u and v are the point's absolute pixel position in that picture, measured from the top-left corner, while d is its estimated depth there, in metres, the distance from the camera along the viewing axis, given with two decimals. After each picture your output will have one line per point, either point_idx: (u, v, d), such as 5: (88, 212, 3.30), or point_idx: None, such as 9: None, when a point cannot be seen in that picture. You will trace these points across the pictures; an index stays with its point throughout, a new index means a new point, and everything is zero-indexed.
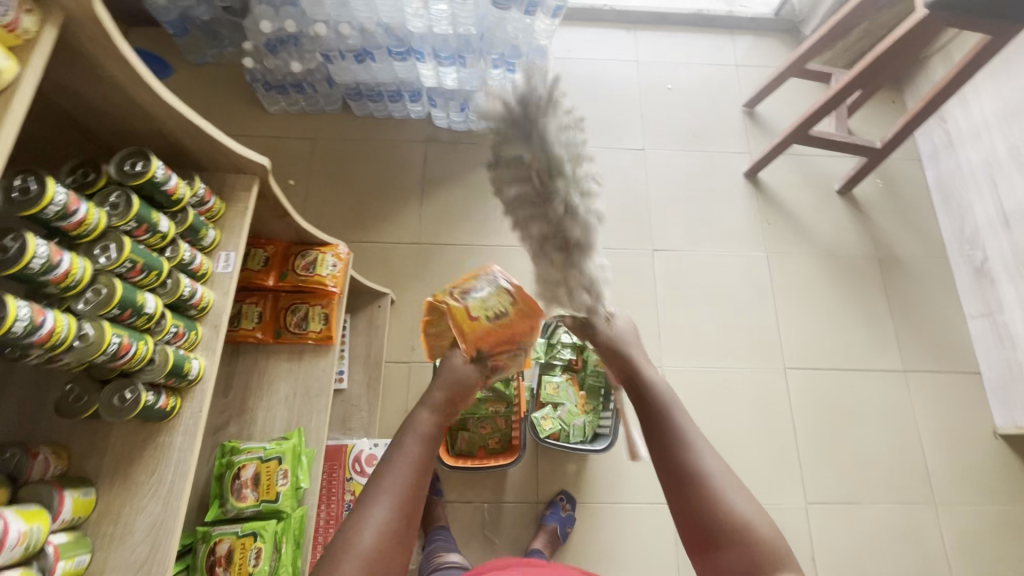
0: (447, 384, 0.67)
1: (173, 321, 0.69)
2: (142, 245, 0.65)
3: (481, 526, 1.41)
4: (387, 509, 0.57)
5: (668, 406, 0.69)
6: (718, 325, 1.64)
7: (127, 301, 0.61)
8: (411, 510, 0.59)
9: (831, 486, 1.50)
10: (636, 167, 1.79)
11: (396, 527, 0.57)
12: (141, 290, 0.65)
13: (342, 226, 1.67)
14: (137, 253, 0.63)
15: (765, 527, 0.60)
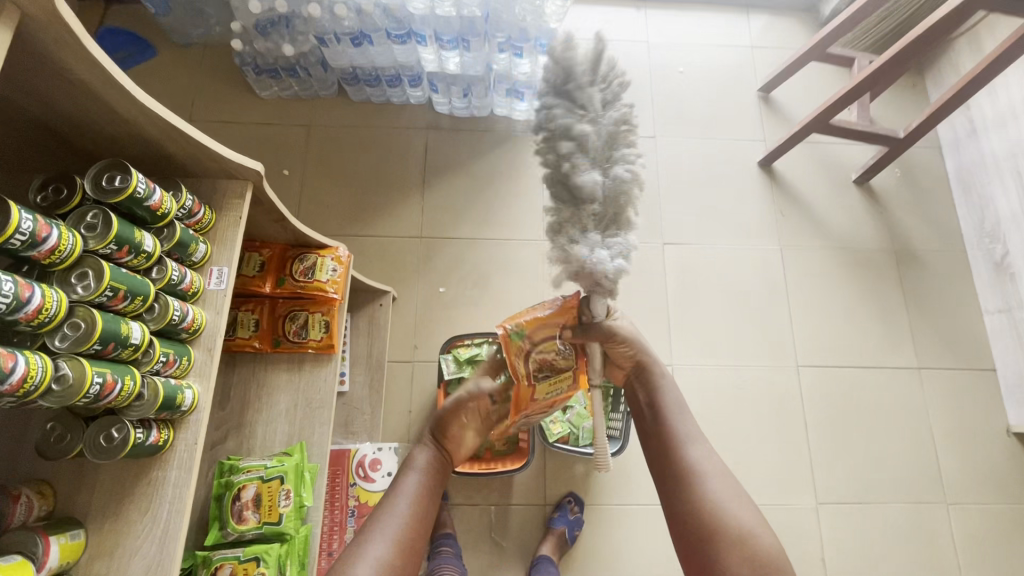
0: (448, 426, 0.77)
1: (162, 350, 0.63)
2: (124, 268, 0.59)
3: (488, 529, 1.38)
4: (386, 544, 0.64)
5: (674, 415, 0.76)
6: (730, 321, 1.59)
7: (109, 334, 0.55)
8: (409, 544, 0.66)
9: (842, 486, 1.48)
10: (646, 156, 1.72)
11: (394, 559, 0.63)
12: (126, 318, 0.59)
13: (339, 218, 1.60)
14: (119, 280, 0.57)
15: (766, 537, 0.66)
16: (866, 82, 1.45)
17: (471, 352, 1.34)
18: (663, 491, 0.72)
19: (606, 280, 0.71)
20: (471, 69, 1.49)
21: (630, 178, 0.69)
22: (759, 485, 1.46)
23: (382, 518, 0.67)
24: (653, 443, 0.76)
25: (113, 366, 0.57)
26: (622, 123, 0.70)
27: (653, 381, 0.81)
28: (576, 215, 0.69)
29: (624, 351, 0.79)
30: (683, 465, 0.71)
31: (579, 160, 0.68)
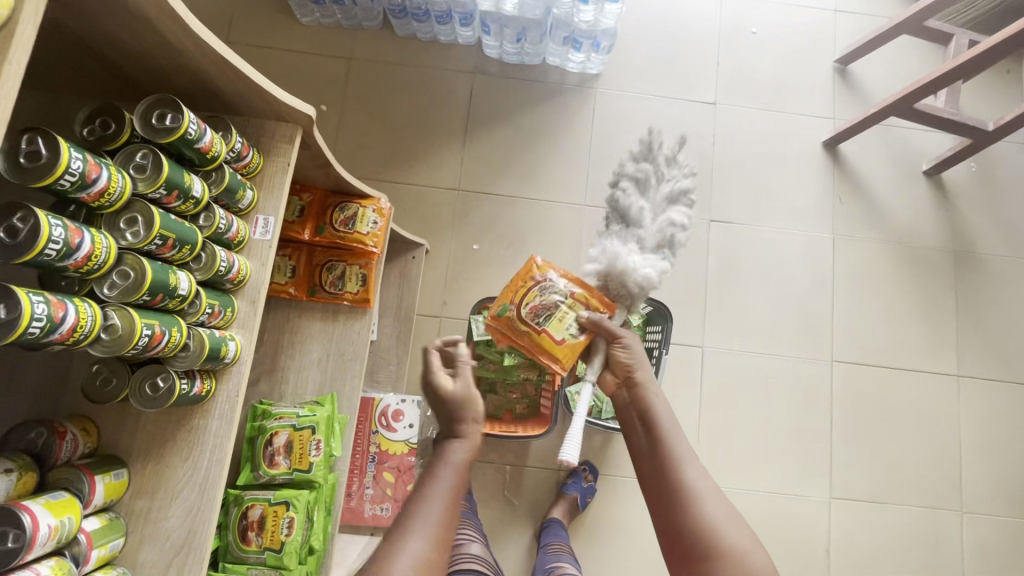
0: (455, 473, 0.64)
1: (208, 301, 0.61)
2: (172, 214, 0.56)
3: (501, 486, 1.42)
4: (423, 540, 0.58)
5: (671, 432, 0.72)
6: (768, 309, 1.53)
7: (158, 284, 0.53)
8: (446, 541, 0.60)
9: (859, 483, 1.47)
10: (704, 123, 1.61)
11: (430, 558, 0.57)
12: (173, 267, 0.57)
13: (376, 163, 1.54)
14: (169, 228, 0.54)
15: (758, 557, 0.63)
16: (963, 65, 1.32)
17: None
18: (659, 507, 0.68)
19: (633, 284, 0.79)
20: (530, 11, 1.37)
21: (677, 225, 0.80)
22: (774, 473, 1.46)
23: (416, 510, 0.60)
24: (648, 460, 0.71)
25: (161, 317, 0.55)
26: (679, 189, 0.82)
27: (645, 395, 0.75)
28: (622, 231, 0.81)
29: (620, 354, 0.79)
30: (678, 483, 0.67)
31: (638, 196, 0.81)
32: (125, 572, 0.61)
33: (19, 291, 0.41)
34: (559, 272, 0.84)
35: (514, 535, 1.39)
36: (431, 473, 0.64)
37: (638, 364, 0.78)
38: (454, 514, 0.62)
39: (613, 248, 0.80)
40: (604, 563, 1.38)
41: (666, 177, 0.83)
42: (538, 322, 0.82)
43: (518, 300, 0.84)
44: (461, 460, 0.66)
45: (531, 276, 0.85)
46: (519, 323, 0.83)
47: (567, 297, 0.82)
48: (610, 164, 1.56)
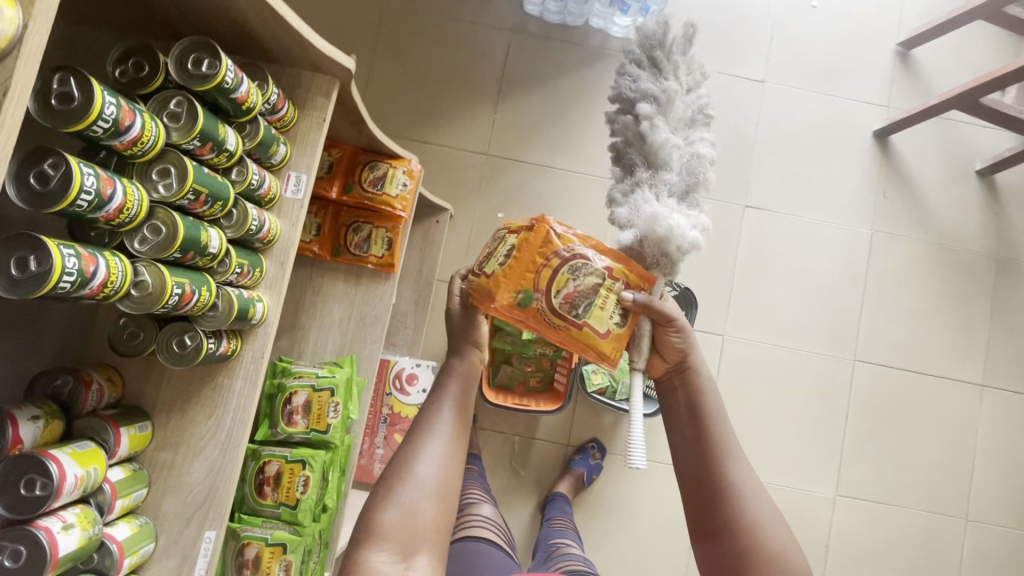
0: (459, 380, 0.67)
1: (238, 261, 0.59)
2: (205, 167, 0.53)
3: (509, 456, 1.43)
4: (443, 443, 0.60)
5: (718, 423, 0.70)
6: (795, 302, 1.50)
7: (190, 241, 0.51)
8: (462, 450, 0.61)
9: (867, 483, 1.47)
10: (750, 103, 1.53)
11: (450, 462, 0.59)
12: (205, 223, 0.54)
13: (404, 119, 1.48)
14: (203, 183, 0.51)
15: (798, 559, 0.64)
16: None
17: None
18: (700, 498, 0.67)
19: (676, 250, 0.70)
20: None
21: (707, 158, 0.71)
22: (782, 466, 1.46)
23: (433, 420, 0.61)
24: (693, 450, 0.69)
25: (192, 275, 0.53)
26: (699, 112, 0.72)
27: (697, 382, 0.73)
28: (649, 176, 0.71)
29: (673, 338, 0.73)
30: (723, 479, 0.67)
31: (660, 126, 0.70)
32: (148, 521, 0.61)
33: (50, 242, 0.39)
34: (585, 243, 0.72)
35: (518, 503, 1.42)
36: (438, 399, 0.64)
37: (692, 349, 0.73)
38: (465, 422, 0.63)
39: (648, 209, 0.69)
40: (605, 538, 1.40)
41: (682, 93, 0.72)
42: (576, 314, 0.70)
43: (546, 287, 0.70)
44: (464, 370, 0.68)
45: (556, 254, 0.71)
46: (551, 314, 0.70)
47: (604, 277, 0.71)
48: None
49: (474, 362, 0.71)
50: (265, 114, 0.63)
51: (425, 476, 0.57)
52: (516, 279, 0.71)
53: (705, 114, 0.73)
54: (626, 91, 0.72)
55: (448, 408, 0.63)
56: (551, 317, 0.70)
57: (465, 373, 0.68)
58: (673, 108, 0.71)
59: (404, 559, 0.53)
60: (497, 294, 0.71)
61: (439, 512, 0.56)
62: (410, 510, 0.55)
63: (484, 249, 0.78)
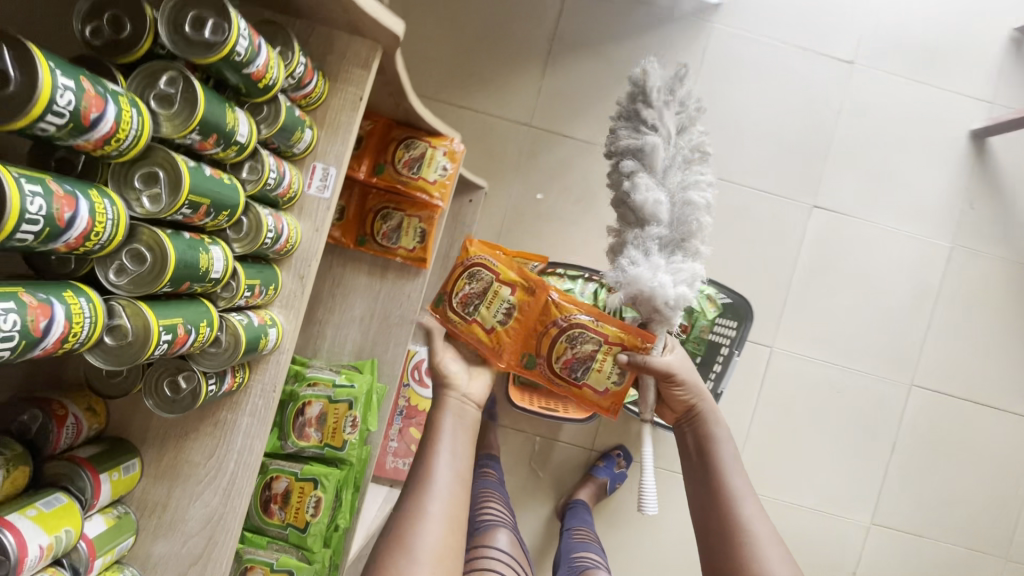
0: (448, 421, 0.64)
1: (247, 283, 0.50)
2: (207, 166, 0.44)
3: (528, 456, 1.35)
4: (437, 501, 0.57)
5: (727, 465, 0.64)
6: (854, 316, 1.36)
7: (184, 270, 0.42)
8: (460, 507, 0.58)
9: (905, 514, 1.38)
10: (834, 88, 1.34)
11: (448, 523, 0.57)
12: (207, 239, 0.45)
13: (439, 80, 1.31)
14: (200, 196, 0.42)
15: None
16: None
17: (563, 285, 1.11)
18: (710, 545, 0.60)
19: (666, 307, 0.65)
20: None
21: (700, 204, 0.66)
22: (816, 489, 1.37)
23: (426, 472, 0.59)
24: (701, 493, 0.64)
25: (185, 309, 0.43)
26: (692, 157, 0.68)
27: (708, 426, 0.68)
28: (638, 235, 0.66)
29: (679, 392, 0.67)
30: (732, 522, 0.60)
31: (647, 177, 0.66)
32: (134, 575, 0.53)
33: None
34: (584, 307, 0.69)
35: (534, 505, 1.35)
36: (429, 455, 0.60)
37: (701, 397, 0.68)
38: (460, 475, 0.60)
39: (627, 274, 0.65)
40: (623, 548, 1.34)
41: (675, 138, 0.68)
42: (575, 378, 0.69)
43: (546, 353, 0.69)
44: (450, 407, 0.65)
45: (554, 321, 0.69)
46: (552, 375, 0.70)
47: (601, 344, 0.68)
48: (709, 123, 1.33)
49: (458, 410, 0.65)
50: (288, 92, 0.52)
51: (422, 541, 0.54)
52: (518, 341, 0.71)
53: (701, 155, 0.68)
54: (613, 142, 0.68)
55: (442, 458, 0.60)
56: (549, 378, 0.70)
57: (453, 426, 0.63)
58: (664, 156, 0.67)
59: None
60: (496, 352, 0.70)
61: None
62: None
63: (462, 288, 0.72)
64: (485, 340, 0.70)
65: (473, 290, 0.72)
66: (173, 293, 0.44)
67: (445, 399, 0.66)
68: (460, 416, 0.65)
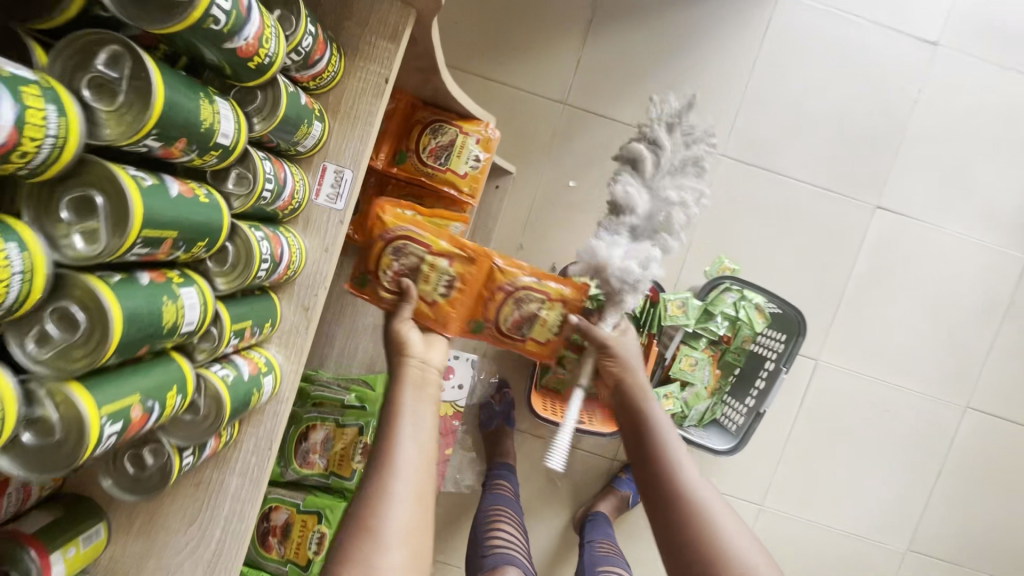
0: (409, 386, 0.56)
1: (232, 328, 0.47)
2: (171, 183, 0.39)
3: (546, 465, 1.26)
4: (401, 484, 0.49)
5: (663, 431, 0.59)
6: (908, 330, 1.24)
7: (141, 334, 0.37)
8: (431, 494, 0.51)
9: (945, 542, 1.29)
10: (911, 75, 1.18)
11: (420, 511, 0.49)
12: (177, 281, 0.41)
13: (464, 46, 1.16)
14: (157, 231, 0.37)
15: None
16: None
17: None
18: (657, 522, 0.54)
19: (623, 289, 0.65)
20: None
21: (675, 203, 0.65)
22: (849, 510, 1.29)
23: (388, 454, 0.50)
24: (640, 466, 0.57)
25: (145, 383, 0.39)
26: (687, 164, 0.67)
27: (638, 393, 0.63)
28: (610, 220, 0.67)
29: (612, 363, 0.66)
30: (675, 490, 0.54)
31: (632, 172, 0.67)
32: None
33: None
34: (527, 270, 0.72)
35: (549, 515, 1.27)
36: (389, 435, 0.51)
37: (632, 365, 0.65)
38: (427, 455, 0.52)
39: (589, 251, 0.66)
40: (642, 562, 1.27)
41: (675, 143, 0.67)
42: (522, 333, 0.74)
43: (493, 316, 0.72)
44: (411, 374, 0.57)
45: (500, 286, 0.71)
46: (502, 334, 0.74)
47: (544, 301, 0.72)
48: (769, 109, 1.18)
49: (418, 378, 0.57)
50: (299, 70, 0.50)
51: (389, 530, 0.47)
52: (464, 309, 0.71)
53: (694, 171, 0.67)
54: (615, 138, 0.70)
55: (405, 436, 0.51)
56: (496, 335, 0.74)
57: (414, 398, 0.55)
58: (661, 155, 0.67)
59: None
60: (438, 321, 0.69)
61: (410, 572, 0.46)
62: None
63: (390, 265, 0.69)
64: (428, 313, 0.68)
65: (402, 262, 0.70)
66: (136, 359, 0.40)
67: (402, 365, 0.58)
68: (422, 388, 0.56)
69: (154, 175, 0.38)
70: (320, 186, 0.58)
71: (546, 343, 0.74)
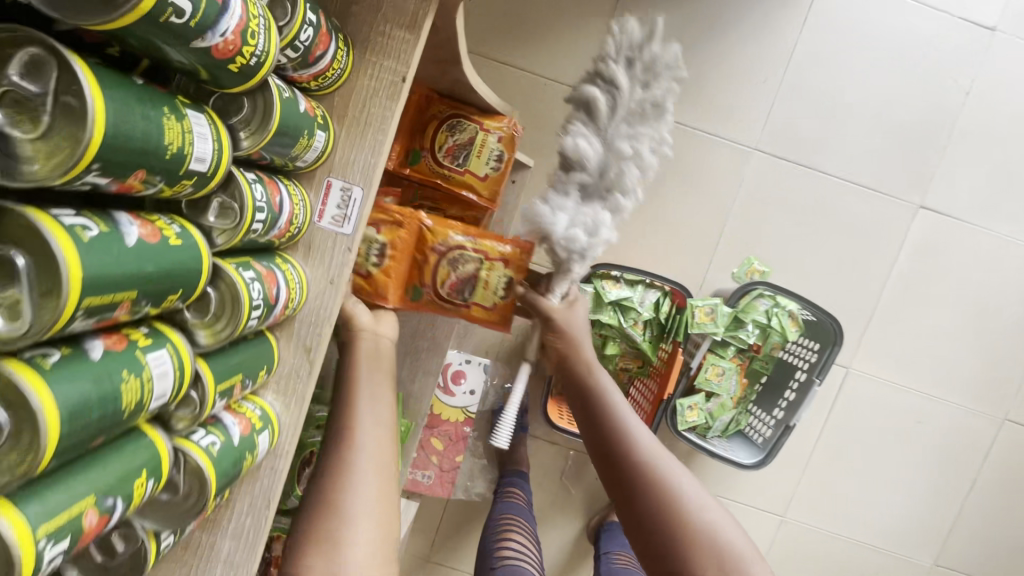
0: (361, 357, 0.61)
1: (217, 390, 0.41)
2: (127, 229, 0.32)
3: (559, 472, 1.22)
4: (360, 454, 0.53)
5: (612, 405, 0.64)
6: (946, 337, 1.17)
7: (91, 424, 0.30)
8: (388, 464, 0.55)
9: (973, 557, 1.24)
10: (965, 63, 1.08)
11: (383, 478, 0.54)
12: (140, 350, 0.34)
13: (479, 27, 1.08)
14: (104, 296, 0.29)
15: (730, 531, 0.57)
16: None
17: (620, 293, 1.00)
18: (615, 489, 0.60)
19: (567, 254, 0.64)
20: None
21: (627, 157, 0.63)
22: (872, 522, 1.24)
23: (347, 431, 0.55)
24: (595, 439, 0.63)
25: (101, 481, 0.33)
26: (643, 110, 0.63)
27: (584, 366, 0.67)
28: (561, 178, 0.65)
29: (557, 335, 0.68)
30: (629, 458, 0.60)
31: (585, 123, 0.64)
32: None
33: None
34: (462, 232, 0.67)
35: (561, 522, 1.23)
36: (348, 410, 0.56)
37: (578, 337, 0.68)
38: (380, 425, 0.56)
39: (532, 213, 0.65)
40: None
41: (633, 88, 0.63)
42: (464, 297, 0.69)
43: (430, 281, 0.68)
44: (362, 354, 0.61)
45: (433, 248, 0.66)
46: (444, 301, 0.69)
47: (482, 261, 0.68)
48: (807, 101, 1.09)
49: (371, 352, 0.62)
50: (298, 69, 0.45)
51: (353, 499, 0.51)
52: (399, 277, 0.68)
53: (654, 113, 0.64)
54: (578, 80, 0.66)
55: (364, 411, 0.56)
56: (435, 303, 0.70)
57: (368, 373, 0.59)
58: (618, 103, 0.63)
59: None
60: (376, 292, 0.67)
61: (377, 533, 0.50)
62: (342, 546, 0.49)
63: None
64: (365, 285, 0.67)
65: None
66: (92, 450, 0.33)
67: (355, 343, 0.63)
68: (375, 363, 0.61)
69: (104, 221, 0.31)
70: (324, 207, 0.53)
71: (487, 308, 0.69)
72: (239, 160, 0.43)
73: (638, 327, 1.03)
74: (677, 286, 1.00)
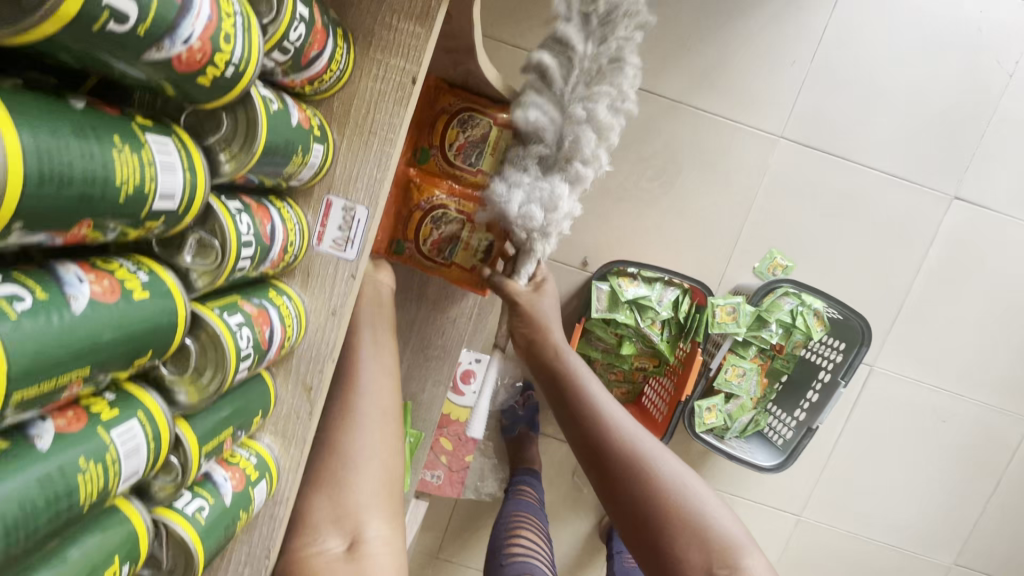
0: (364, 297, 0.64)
1: (203, 455, 0.38)
2: (77, 294, 0.27)
3: (571, 470, 1.19)
4: (364, 399, 0.57)
5: (593, 401, 0.69)
6: (976, 334, 1.12)
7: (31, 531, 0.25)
8: (392, 407, 0.59)
9: (993, 557, 1.21)
10: (1010, 43, 1.01)
11: (386, 419, 0.57)
12: (99, 428, 0.30)
13: None
14: (37, 387, 0.25)
15: (711, 510, 0.65)
16: None
17: (637, 291, 0.96)
18: (603, 480, 0.66)
19: (522, 228, 0.64)
20: None
21: (584, 121, 0.61)
22: (891, 521, 1.21)
23: (353, 375, 0.58)
24: (580, 436, 0.68)
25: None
26: (597, 71, 0.62)
27: (562, 362, 0.72)
28: (519, 151, 0.64)
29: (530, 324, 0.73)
30: (613, 451, 0.66)
31: (538, 92, 0.62)
32: None
33: None
34: (449, 192, 0.66)
35: (572, 520, 1.21)
36: (352, 358, 0.59)
37: (551, 325, 0.73)
38: (383, 372, 0.60)
39: (489, 194, 0.64)
40: None
41: (588, 48, 0.61)
42: (445, 255, 0.70)
43: (413, 237, 0.69)
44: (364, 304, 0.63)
45: (417, 205, 0.67)
46: (426, 259, 0.71)
47: (463, 221, 0.67)
48: (839, 83, 1.02)
49: (374, 301, 0.64)
50: (289, 73, 0.40)
51: (358, 439, 0.54)
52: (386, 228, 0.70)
53: (611, 70, 0.62)
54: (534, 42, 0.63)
55: (367, 359, 0.60)
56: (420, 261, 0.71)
57: (371, 323, 0.62)
58: (570, 67, 0.61)
59: (352, 541, 0.50)
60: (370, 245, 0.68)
61: (383, 468, 0.54)
62: (346, 488, 0.53)
63: None
64: None
65: None
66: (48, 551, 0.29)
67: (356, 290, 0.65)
68: (376, 307, 0.64)
69: (42, 285, 0.26)
70: (323, 229, 0.49)
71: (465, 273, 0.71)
72: (220, 186, 0.39)
73: (657, 326, 0.98)
74: (698, 283, 0.95)
